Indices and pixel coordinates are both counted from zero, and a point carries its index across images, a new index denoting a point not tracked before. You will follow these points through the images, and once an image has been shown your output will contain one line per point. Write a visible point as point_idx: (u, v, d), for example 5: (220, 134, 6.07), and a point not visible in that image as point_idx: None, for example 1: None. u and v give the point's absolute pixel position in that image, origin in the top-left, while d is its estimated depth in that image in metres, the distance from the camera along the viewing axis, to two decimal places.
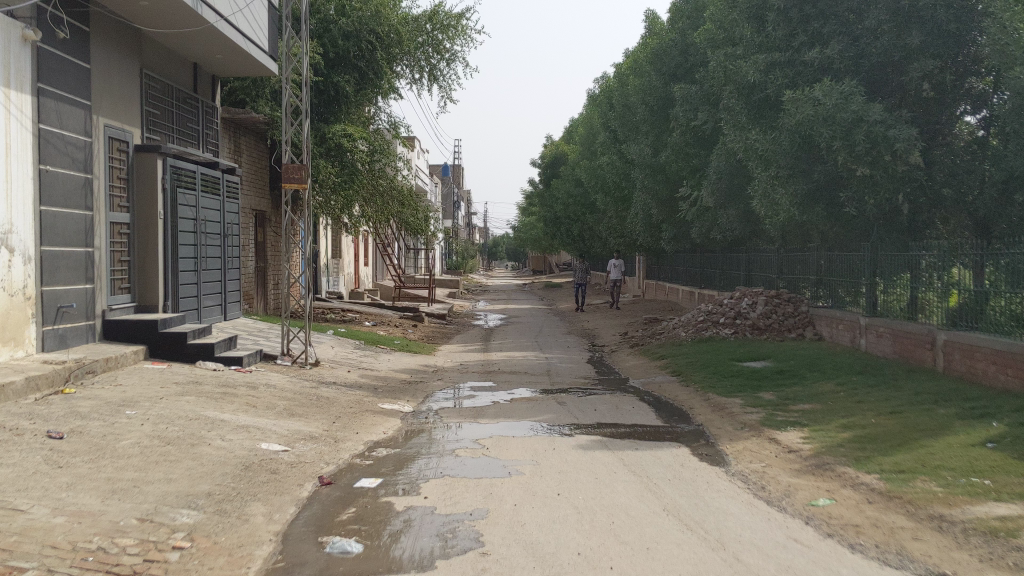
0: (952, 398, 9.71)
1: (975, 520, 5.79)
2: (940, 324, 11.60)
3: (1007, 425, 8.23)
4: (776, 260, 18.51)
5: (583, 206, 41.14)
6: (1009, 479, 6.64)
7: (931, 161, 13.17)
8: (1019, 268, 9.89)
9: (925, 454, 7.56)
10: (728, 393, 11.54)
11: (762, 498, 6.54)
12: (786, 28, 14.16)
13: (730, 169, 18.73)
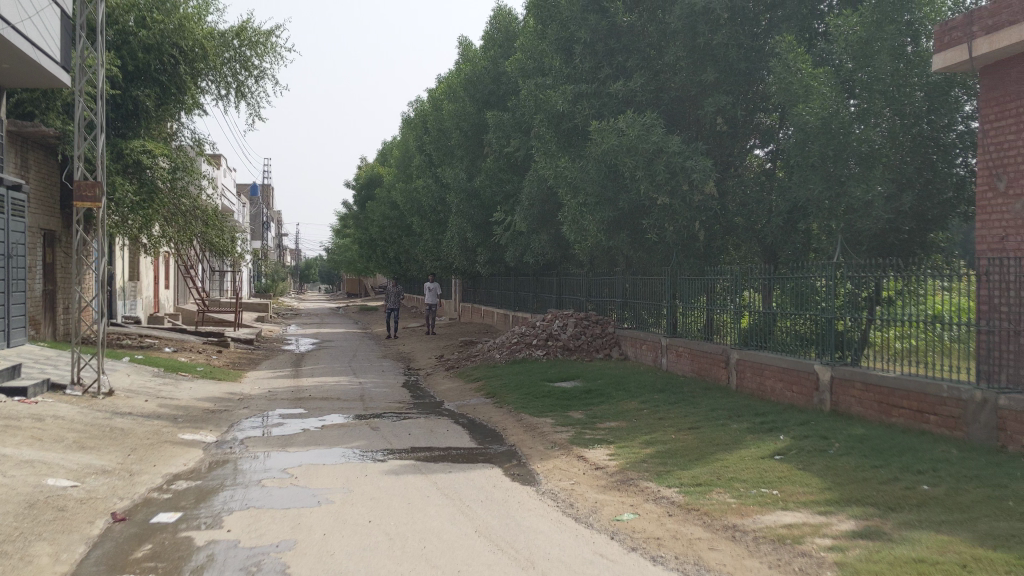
0: (745, 413, 10.33)
1: (764, 528, 6.16)
2: (734, 343, 12.33)
3: (793, 438, 8.83)
4: (586, 283, 19.10)
5: (398, 229, 41.01)
6: (795, 488, 7.11)
7: (725, 190, 13.98)
8: (802, 292, 10.64)
9: (721, 467, 8.00)
10: (540, 413, 11.77)
11: (570, 515, 6.69)
12: (591, 61, 14.70)
13: (542, 195, 19.24)
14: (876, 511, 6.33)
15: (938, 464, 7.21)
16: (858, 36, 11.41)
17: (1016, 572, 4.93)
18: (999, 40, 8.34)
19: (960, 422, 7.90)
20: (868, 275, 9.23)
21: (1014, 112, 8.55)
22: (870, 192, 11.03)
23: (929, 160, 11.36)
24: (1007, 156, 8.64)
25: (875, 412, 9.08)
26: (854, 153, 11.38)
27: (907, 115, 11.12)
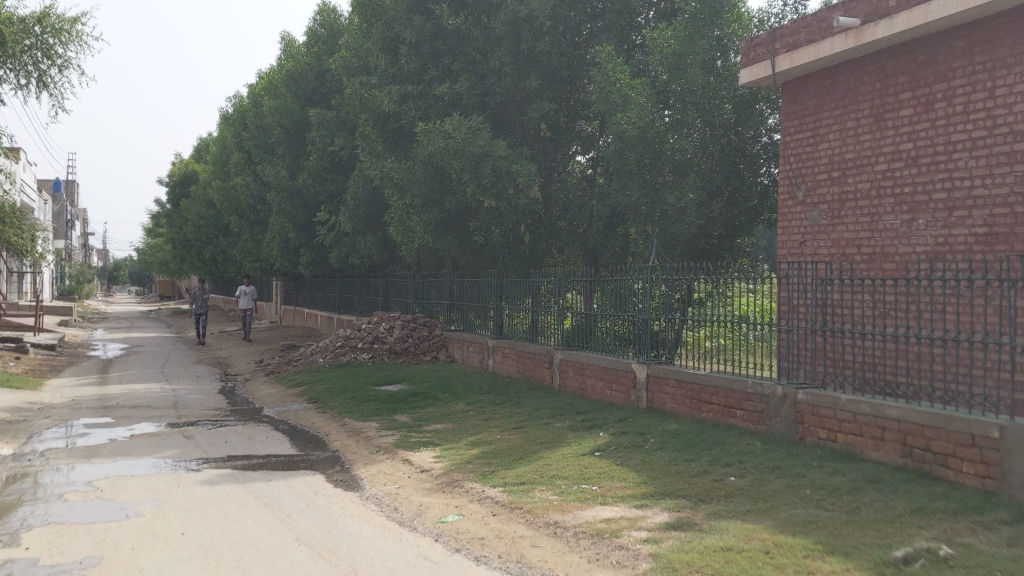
0: (567, 412, 10.60)
1: (584, 524, 6.33)
2: (557, 343, 12.62)
3: (612, 434, 9.13)
4: (412, 285, 19.06)
5: (215, 228, 39.51)
6: (613, 484, 7.35)
7: (549, 195, 14.39)
8: (620, 293, 10.99)
9: (543, 465, 8.16)
10: (364, 417, 11.63)
11: (393, 519, 6.64)
12: (417, 61, 14.59)
13: (367, 196, 19.04)
14: (688, 503, 6.63)
15: (744, 456, 7.64)
16: (672, 50, 11.92)
17: (812, 556, 5.30)
18: (798, 58, 8.91)
19: (763, 416, 8.40)
20: (681, 277, 9.65)
21: (811, 125, 9.17)
22: (683, 199, 11.56)
23: (737, 170, 12.16)
24: (805, 166, 9.26)
25: (687, 407, 9.52)
26: (669, 161, 11.83)
27: (717, 126, 11.81)
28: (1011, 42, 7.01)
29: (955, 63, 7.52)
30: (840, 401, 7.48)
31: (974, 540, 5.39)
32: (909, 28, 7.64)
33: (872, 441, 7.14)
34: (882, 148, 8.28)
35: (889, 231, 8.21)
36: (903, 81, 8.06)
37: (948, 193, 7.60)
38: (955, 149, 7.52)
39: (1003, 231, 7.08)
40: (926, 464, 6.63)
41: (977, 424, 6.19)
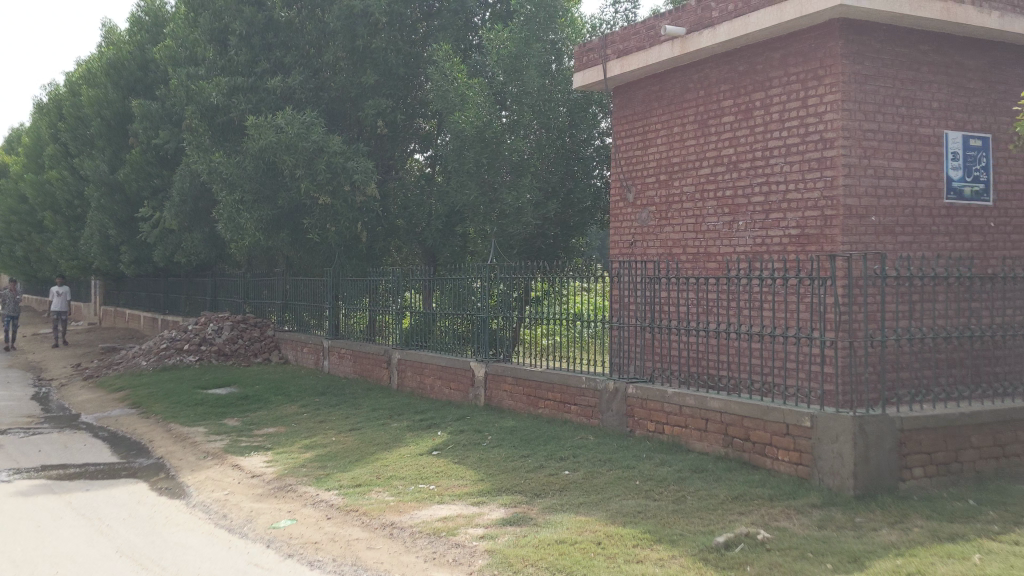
0: (404, 412, 10.54)
1: (421, 523, 6.32)
2: (394, 343, 12.54)
3: (450, 433, 9.15)
4: (242, 285, 18.47)
5: (27, 225, 37.02)
6: (450, 482, 7.37)
7: (386, 194, 14.26)
8: (459, 292, 11.01)
9: (380, 466, 8.09)
10: (192, 422, 11.18)
11: (223, 527, 6.42)
12: (247, 53, 14.10)
13: (194, 191, 18.34)
14: (524, 498, 6.73)
15: (578, 450, 7.83)
16: (508, 51, 12.09)
17: (641, 545, 5.48)
18: (628, 63, 9.20)
19: (596, 410, 8.63)
20: (518, 276, 9.77)
21: (640, 129, 9.50)
22: (520, 199, 11.73)
23: (571, 171, 12.42)
24: (635, 169, 9.58)
25: (524, 404, 9.67)
26: (506, 162, 12.02)
27: (552, 128, 12.06)
28: (822, 54, 7.45)
29: (772, 73, 7.94)
30: (667, 394, 7.77)
31: (788, 523, 5.73)
32: (731, 38, 8.01)
33: (697, 432, 7.46)
34: (706, 153, 8.66)
35: (712, 232, 8.60)
36: (726, 89, 8.45)
37: (765, 197, 8.01)
38: (772, 155, 7.94)
39: (814, 232, 7.52)
40: (746, 452, 6.98)
41: (791, 414, 6.57)
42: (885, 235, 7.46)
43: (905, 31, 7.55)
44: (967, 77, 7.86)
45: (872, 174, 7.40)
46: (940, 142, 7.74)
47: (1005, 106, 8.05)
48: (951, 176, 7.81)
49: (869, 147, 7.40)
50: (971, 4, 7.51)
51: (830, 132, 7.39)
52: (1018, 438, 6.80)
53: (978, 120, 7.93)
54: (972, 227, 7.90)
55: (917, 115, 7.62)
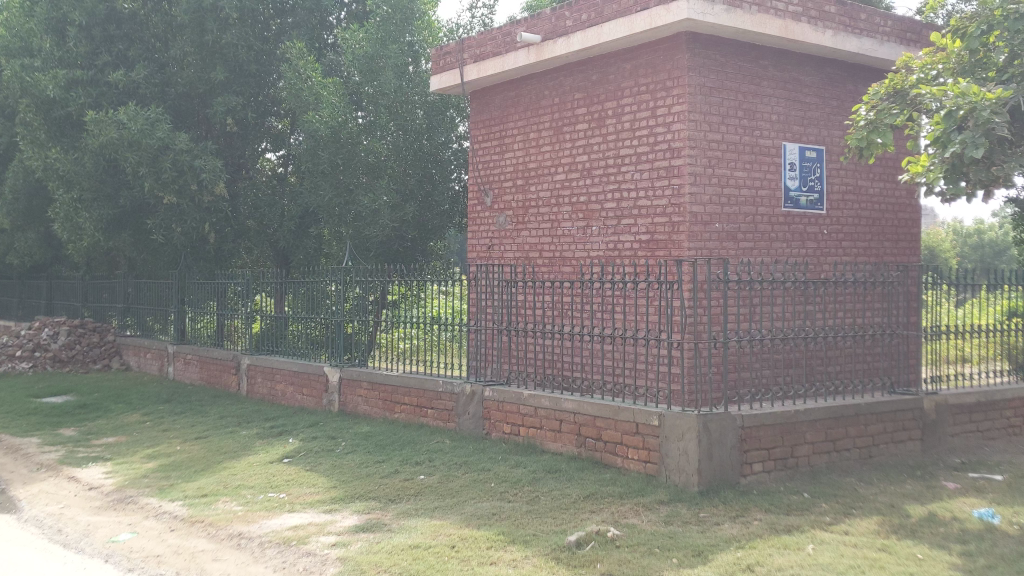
0: (255, 419, 10.26)
1: (270, 532, 6.16)
2: (244, 348, 12.19)
3: (301, 440, 8.97)
4: (81, 288, 17.56)
5: None
6: (301, 490, 7.21)
7: (236, 193, 13.87)
8: (314, 295, 10.67)
9: (227, 475, 7.84)
10: (22, 433, 10.54)
11: (57, 543, 6.07)
12: (87, 45, 13.39)
13: (28, 189, 17.29)
14: (378, 504, 6.66)
15: (433, 454, 7.81)
16: (364, 52, 12.02)
17: (495, 547, 5.52)
18: (484, 68, 9.26)
19: (452, 414, 8.64)
20: (374, 279, 9.66)
21: (497, 134, 9.57)
22: (376, 201, 11.59)
23: (429, 174, 12.31)
24: (492, 174, 9.65)
25: (380, 409, 9.58)
26: (361, 164, 11.87)
27: (409, 130, 12.03)
28: (670, 66, 7.71)
29: (623, 83, 8.15)
30: (523, 396, 7.85)
31: (637, 520, 5.89)
32: (584, 48, 8.18)
33: (551, 433, 7.57)
34: (561, 159, 8.82)
35: (566, 237, 8.76)
36: (579, 97, 8.63)
37: (617, 203, 8.22)
38: (623, 163, 8.16)
39: (663, 238, 7.77)
40: (597, 452, 7.14)
41: (640, 413, 6.77)
42: (728, 242, 7.78)
43: (747, 46, 7.90)
44: (804, 92, 8.29)
45: (716, 183, 7.70)
46: (778, 153, 8.13)
47: (838, 121, 8.54)
48: (789, 186, 8.22)
49: (714, 157, 7.69)
50: (807, 23, 7.94)
51: (678, 141, 7.65)
52: (848, 433, 7.22)
53: (813, 133, 8.38)
54: (808, 234, 8.34)
55: (759, 127, 7.98)
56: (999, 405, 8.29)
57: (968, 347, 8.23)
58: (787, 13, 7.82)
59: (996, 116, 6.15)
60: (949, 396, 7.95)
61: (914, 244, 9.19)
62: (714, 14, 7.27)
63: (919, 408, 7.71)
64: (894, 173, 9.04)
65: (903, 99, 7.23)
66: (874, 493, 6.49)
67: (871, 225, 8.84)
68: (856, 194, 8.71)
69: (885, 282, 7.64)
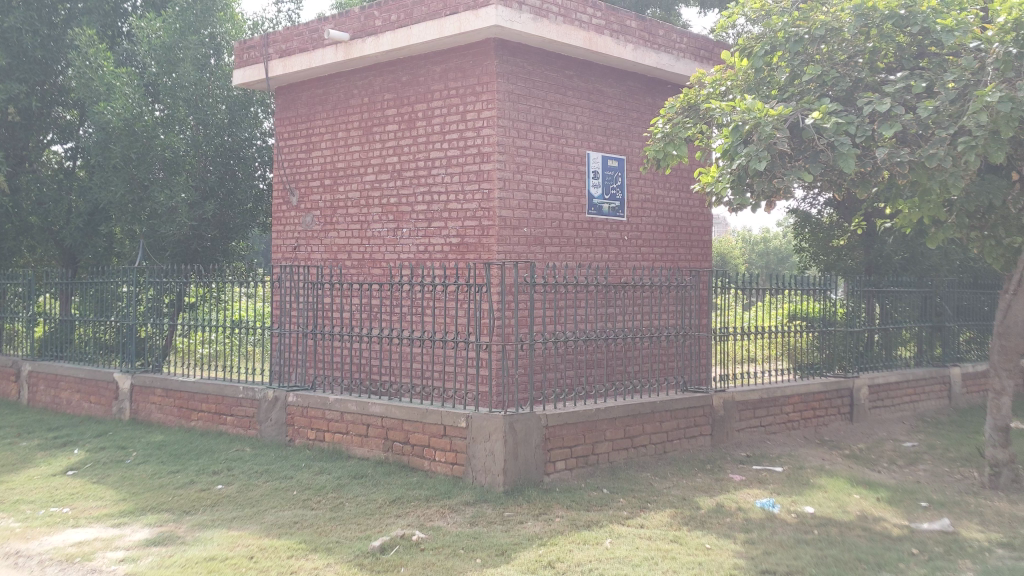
0: (35, 429, 9.53)
1: (51, 550, 5.73)
2: (25, 354, 11.32)
3: (88, 450, 8.41)
4: None
5: None
6: (88, 503, 6.75)
7: (17, 187, 12.84)
8: (104, 297, 10.05)
9: (4, 490, 7.23)
10: None
11: None
12: None
13: None
14: (172, 516, 6.33)
15: (232, 463, 7.52)
16: (161, 42, 11.43)
17: (295, 555, 5.37)
18: (290, 64, 9.02)
19: (253, 421, 8.35)
20: (171, 281, 9.19)
21: (304, 132, 9.36)
22: (173, 199, 11.10)
23: (230, 171, 11.93)
24: (298, 173, 9.42)
25: (175, 416, 9.14)
26: (157, 159, 11.21)
27: (209, 125, 11.59)
28: (479, 71, 7.78)
29: (433, 86, 8.16)
30: (328, 401, 7.69)
31: (442, 523, 5.89)
32: (393, 48, 8.12)
33: (357, 438, 7.46)
34: (370, 160, 8.72)
35: (376, 239, 8.66)
36: (388, 97, 8.56)
37: (428, 206, 8.21)
38: (433, 165, 8.16)
39: (473, 241, 7.82)
40: (404, 456, 7.09)
41: (447, 416, 6.78)
42: (535, 246, 7.93)
43: (554, 56, 8.10)
44: (606, 103, 8.59)
45: (524, 188, 7.84)
46: (582, 161, 8.38)
47: (637, 132, 8.90)
48: (592, 193, 8.48)
49: (521, 163, 7.82)
50: (609, 36, 8.23)
51: (487, 146, 7.72)
52: (645, 431, 7.52)
53: (615, 143, 8.70)
54: (610, 240, 8.63)
55: (564, 136, 8.19)
56: (780, 402, 8.88)
57: (754, 347, 8.77)
58: (591, 25, 8.09)
59: (778, 132, 6.56)
60: (736, 393, 8.44)
61: (705, 251, 9.70)
62: (521, 22, 7.41)
63: (710, 405, 8.14)
64: (688, 183, 9.52)
65: (696, 113, 7.62)
66: (668, 487, 6.80)
67: (668, 233, 9.27)
68: (654, 202, 9.10)
69: (680, 286, 8.01)
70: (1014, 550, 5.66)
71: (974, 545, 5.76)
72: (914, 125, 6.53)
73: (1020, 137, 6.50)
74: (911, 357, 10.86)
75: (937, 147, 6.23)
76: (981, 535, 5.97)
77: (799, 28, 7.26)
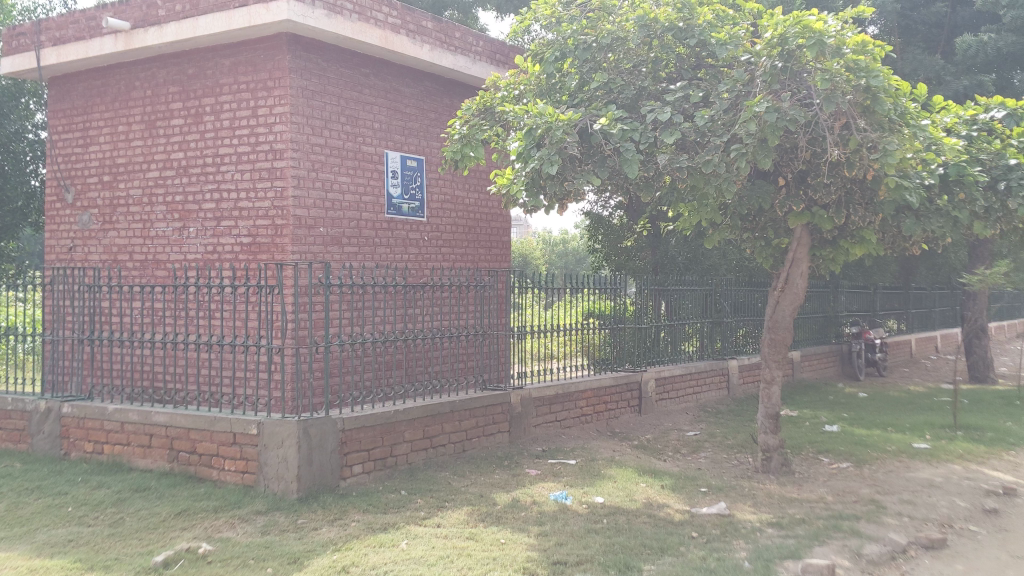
0: None
1: None
2: None
3: None
4: None
5: None
6: None
7: None
8: None
9: None
10: None
11: None
12: None
13: None
14: None
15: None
16: None
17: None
18: (64, 53, 8.45)
19: (24, 435, 7.76)
20: None
21: (80, 125, 8.79)
22: None
23: None
24: (75, 169, 8.84)
25: None
26: None
27: None
28: (271, 66, 7.56)
29: (222, 80, 7.86)
30: (107, 411, 7.26)
31: (231, 533, 5.69)
32: (178, 40, 7.76)
33: (139, 449, 7.08)
34: (154, 156, 8.30)
35: (160, 238, 8.25)
36: (174, 91, 8.18)
37: (216, 205, 7.91)
38: (223, 162, 7.86)
39: (265, 241, 7.58)
40: (191, 466, 6.80)
41: (238, 423, 6.55)
42: (332, 246, 7.80)
43: (349, 53, 7.99)
44: (403, 103, 8.57)
45: (320, 187, 7.69)
46: (380, 160, 8.31)
47: (435, 133, 8.94)
48: (391, 193, 8.43)
49: (316, 161, 7.67)
50: (405, 36, 8.22)
51: (280, 143, 7.51)
52: (444, 430, 7.56)
53: (413, 142, 8.70)
54: (409, 240, 8.62)
55: (360, 134, 8.10)
56: (574, 397, 9.17)
57: (552, 345, 8.99)
58: (386, 24, 8.04)
59: (568, 137, 6.75)
60: (533, 390, 8.64)
61: (505, 251, 9.87)
62: (313, 18, 7.26)
63: (507, 403, 8.28)
64: (486, 184, 9.66)
65: (492, 115, 7.73)
66: (466, 485, 6.87)
67: (467, 233, 9.36)
68: (453, 203, 9.17)
69: (478, 286, 8.10)
70: (782, 528, 6.10)
71: (747, 526, 6.16)
72: (692, 132, 6.90)
73: (785, 146, 7.01)
74: (694, 352, 11.48)
75: (712, 153, 6.61)
76: (753, 516, 6.39)
77: (587, 36, 7.50)
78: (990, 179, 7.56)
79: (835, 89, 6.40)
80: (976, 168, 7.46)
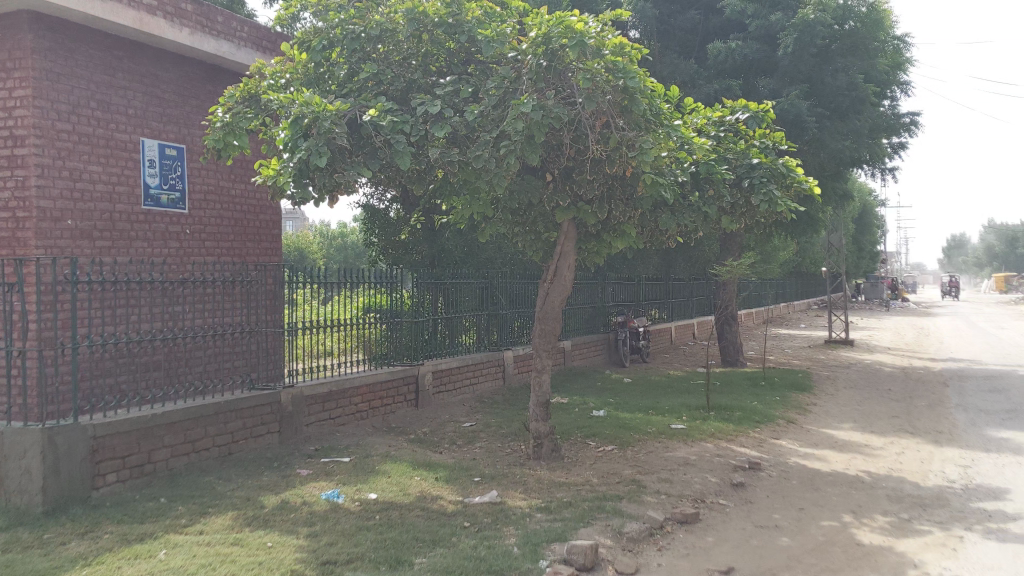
0: None
1: None
2: None
3: None
4: None
5: None
6: None
7: None
8: None
9: None
10: None
11: None
12: None
13: None
14: None
15: None
16: None
17: None
18: None
19: None
20: None
21: None
22: None
23: None
24: None
25: None
26: None
27: None
28: (10, 45, 6.92)
29: None
30: None
31: None
32: None
33: None
34: None
35: None
36: None
37: None
38: None
39: (4, 236, 6.98)
40: None
41: None
42: (81, 240, 7.28)
43: (99, 34, 7.49)
44: (161, 89, 8.13)
45: (66, 177, 7.15)
46: (136, 148, 7.84)
47: (197, 121, 8.53)
48: (148, 183, 7.98)
49: (63, 148, 7.14)
50: (162, 18, 7.81)
51: (21, 129, 6.92)
52: (207, 433, 7.25)
53: (173, 130, 8.26)
54: (169, 234, 8.19)
55: (113, 121, 7.60)
56: (348, 392, 9.05)
57: (327, 341, 8.81)
58: (141, 4, 7.57)
59: (336, 127, 6.58)
60: (305, 387, 8.43)
61: (275, 246, 9.59)
62: None
63: (277, 402, 8.05)
64: (253, 174, 9.33)
65: (256, 104, 7.44)
66: (232, 489, 6.61)
67: (234, 226, 9.02)
68: (218, 194, 8.79)
69: (246, 281, 7.81)
70: (549, 512, 6.29)
71: (517, 512, 6.31)
72: (461, 126, 6.96)
73: (549, 143, 7.21)
74: (472, 344, 11.62)
75: (482, 148, 6.70)
76: (523, 502, 6.56)
77: (355, 26, 7.33)
78: (736, 178, 8.07)
79: (596, 88, 6.64)
80: (723, 167, 7.96)
